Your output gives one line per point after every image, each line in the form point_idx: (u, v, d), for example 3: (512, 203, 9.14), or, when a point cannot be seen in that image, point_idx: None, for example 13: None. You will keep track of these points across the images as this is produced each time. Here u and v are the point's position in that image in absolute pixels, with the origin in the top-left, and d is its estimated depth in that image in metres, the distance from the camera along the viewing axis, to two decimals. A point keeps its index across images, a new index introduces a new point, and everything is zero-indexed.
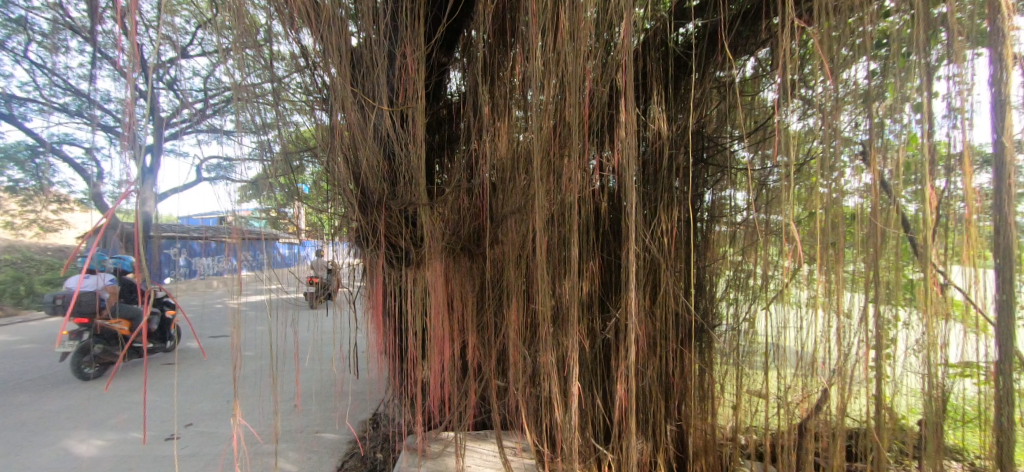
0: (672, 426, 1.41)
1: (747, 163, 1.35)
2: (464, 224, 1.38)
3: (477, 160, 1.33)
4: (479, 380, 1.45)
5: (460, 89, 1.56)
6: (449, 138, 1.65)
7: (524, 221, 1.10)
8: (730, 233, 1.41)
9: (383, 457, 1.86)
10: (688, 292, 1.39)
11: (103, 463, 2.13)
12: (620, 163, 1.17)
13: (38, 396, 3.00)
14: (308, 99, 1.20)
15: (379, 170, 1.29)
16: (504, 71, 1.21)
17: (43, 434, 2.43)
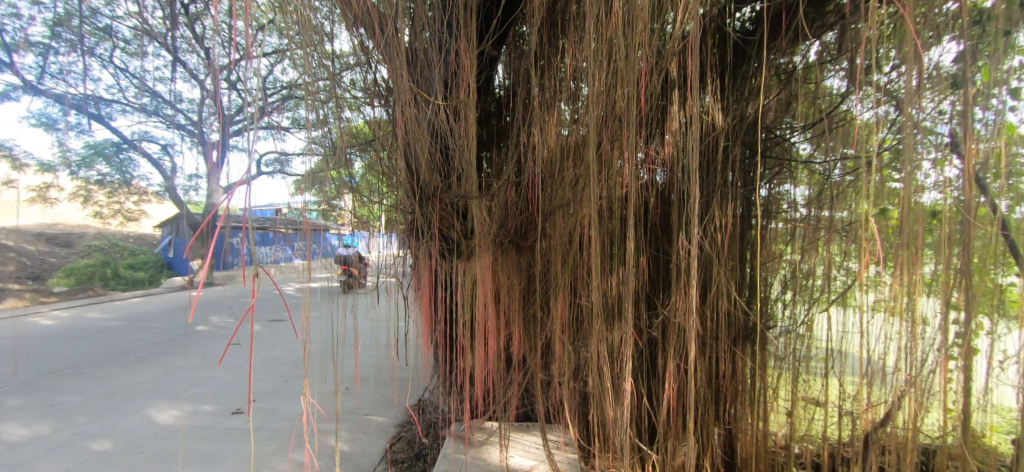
0: (722, 430, 1.34)
1: (805, 156, 1.30)
2: (511, 217, 1.38)
3: (527, 153, 1.32)
4: (523, 373, 1.46)
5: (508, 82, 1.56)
6: (498, 133, 1.63)
7: (575, 215, 1.08)
8: (789, 230, 1.31)
9: (429, 443, 1.91)
10: (741, 292, 1.32)
11: (183, 430, 2.36)
12: (674, 155, 1.14)
13: (123, 370, 3.34)
14: (367, 95, 1.28)
15: (434, 162, 1.26)
16: (554, 61, 1.20)
17: (129, 403, 2.72)
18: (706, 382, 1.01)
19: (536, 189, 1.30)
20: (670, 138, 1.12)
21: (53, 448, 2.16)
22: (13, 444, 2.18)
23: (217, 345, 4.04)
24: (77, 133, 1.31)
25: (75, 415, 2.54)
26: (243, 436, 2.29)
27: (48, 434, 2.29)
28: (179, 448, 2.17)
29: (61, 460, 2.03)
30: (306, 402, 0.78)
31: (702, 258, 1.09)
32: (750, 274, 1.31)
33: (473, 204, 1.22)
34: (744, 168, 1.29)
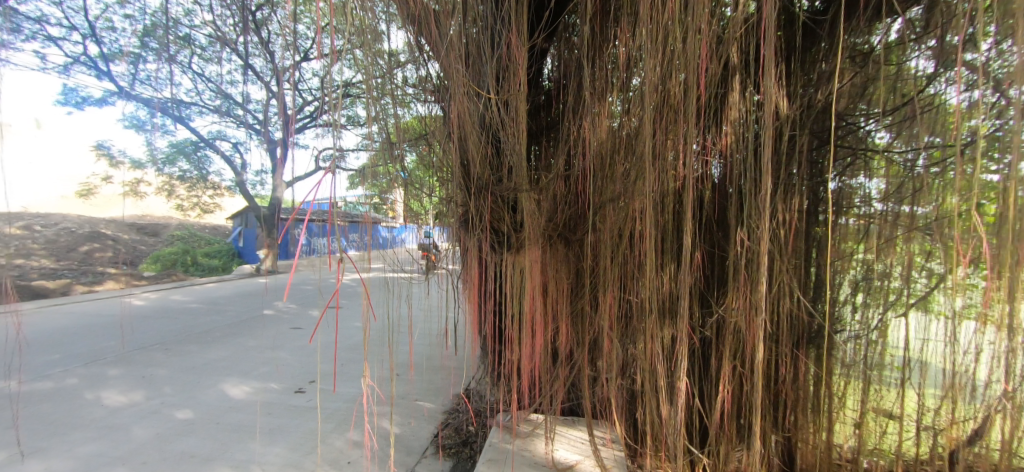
0: (780, 438, 1.25)
1: (882, 145, 1.16)
2: (561, 210, 1.37)
3: (577, 146, 1.31)
4: (570, 367, 1.46)
5: (557, 73, 1.54)
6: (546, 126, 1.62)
7: (627, 208, 1.06)
8: (862, 227, 1.20)
9: (475, 431, 1.97)
10: (807, 293, 1.24)
11: (251, 405, 2.58)
12: (735, 144, 1.08)
13: (200, 347, 3.70)
14: (423, 91, 1.32)
15: (487, 155, 1.29)
16: (608, 49, 1.17)
17: (206, 378, 3.00)
18: (771, 386, 0.96)
19: (586, 182, 1.28)
20: (729, 128, 1.07)
21: (146, 415, 2.45)
22: (115, 409, 2.48)
23: (278, 329, 4.36)
24: (163, 134, 1.46)
25: (163, 386, 2.84)
26: (303, 413, 2.47)
27: (141, 402, 2.59)
28: (249, 421, 2.37)
29: (153, 426, 2.29)
30: (368, 383, 0.83)
31: (767, 254, 1.03)
32: (816, 273, 1.23)
33: (523, 198, 1.23)
34: (812, 160, 1.21)
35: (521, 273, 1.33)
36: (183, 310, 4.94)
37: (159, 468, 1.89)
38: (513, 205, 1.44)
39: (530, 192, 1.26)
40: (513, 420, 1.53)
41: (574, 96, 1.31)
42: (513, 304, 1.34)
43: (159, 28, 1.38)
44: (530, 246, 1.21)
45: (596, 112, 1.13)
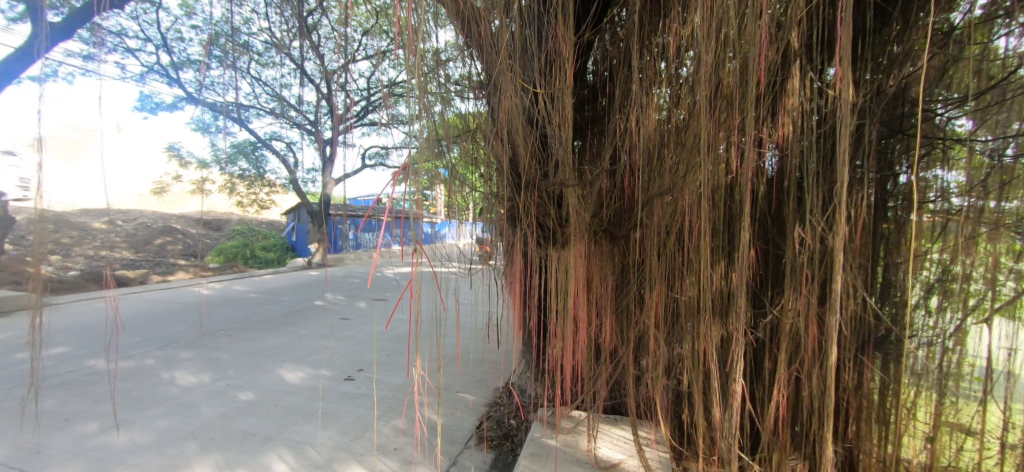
0: (839, 447, 1.20)
1: (961, 134, 1.06)
2: (607, 206, 1.35)
3: (625, 140, 1.28)
4: (614, 365, 1.44)
5: (605, 65, 1.50)
6: (592, 119, 1.59)
7: (676, 204, 1.03)
8: (933, 224, 1.10)
9: (517, 425, 2.00)
10: (873, 294, 1.15)
11: (304, 390, 2.76)
12: (794, 136, 1.02)
13: (259, 335, 4.01)
14: (470, 87, 1.34)
15: (532, 150, 1.29)
16: (659, 40, 1.13)
17: (264, 363, 3.26)
18: (837, 393, 0.91)
19: (634, 177, 1.25)
20: (790, 119, 1.01)
21: (213, 395, 2.69)
22: (188, 388, 2.76)
23: (326, 320, 4.61)
24: (226, 136, 1.57)
25: (228, 369, 3.11)
26: (352, 400, 2.61)
27: (209, 383, 2.85)
28: (301, 404, 2.55)
29: (219, 405, 2.52)
30: (418, 374, 0.87)
31: (831, 254, 0.97)
32: (884, 274, 1.14)
33: (568, 194, 1.23)
34: (880, 150, 1.12)
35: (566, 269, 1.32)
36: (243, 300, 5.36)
37: (225, 444, 2.08)
38: (559, 201, 1.43)
39: (575, 187, 1.25)
40: (555, 416, 1.55)
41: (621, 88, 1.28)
42: (557, 300, 1.33)
43: (222, 36, 1.48)
44: (576, 242, 1.20)
45: (643, 105, 1.10)
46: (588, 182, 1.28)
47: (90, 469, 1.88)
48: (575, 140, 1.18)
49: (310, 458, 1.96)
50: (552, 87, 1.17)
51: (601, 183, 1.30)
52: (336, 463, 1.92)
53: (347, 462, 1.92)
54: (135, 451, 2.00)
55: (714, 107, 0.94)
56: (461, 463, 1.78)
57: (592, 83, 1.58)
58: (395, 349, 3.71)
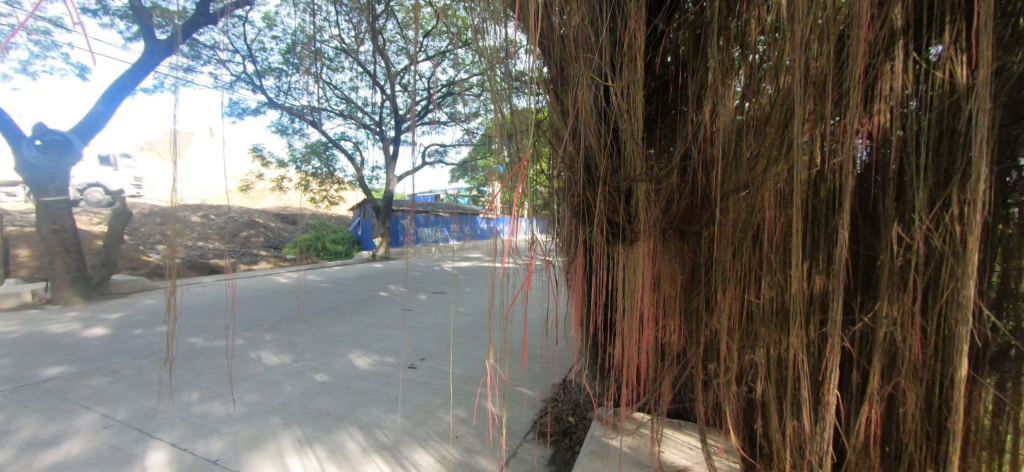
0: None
1: None
2: (677, 202, 1.30)
3: (700, 133, 1.23)
4: (681, 366, 1.41)
5: (679, 54, 1.44)
6: (661, 110, 1.53)
7: (756, 200, 0.99)
8: None
9: (575, 422, 2.02)
10: (990, 303, 1.01)
11: (371, 375, 2.96)
12: (887, 126, 0.94)
13: (330, 322, 4.37)
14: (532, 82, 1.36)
15: (599, 148, 1.28)
16: (738, 27, 1.08)
17: (335, 348, 3.55)
18: (964, 417, 0.83)
19: (708, 170, 1.21)
20: (890, 106, 0.91)
21: (293, 374, 2.99)
22: (273, 367, 3.09)
23: (388, 311, 4.90)
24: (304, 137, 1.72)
25: (304, 352, 3.43)
26: (414, 386, 2.76)
27: (289, 363, 3.16)
28: (369, 388, 2.75)
29: (298, 384, 2.79)
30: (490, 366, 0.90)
31: (938, 258, 0.87)
32: (1004, 281, 1.00)
33: (637, 191, 1.21)
34: (1003, 138, 0.97)
35: (633, 268, 1.29)
36: (313, 291, 5.84)
37: (304, 420, 2.30)
38: (626, 197, 1.40)
39: (646, 184, 1.23)
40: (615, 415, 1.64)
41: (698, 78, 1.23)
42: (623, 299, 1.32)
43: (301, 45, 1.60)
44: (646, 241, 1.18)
45: (721, 94, 1.05)
46: (658, 177, 1.24)
47: (195, 433, 2.17)
48: (647, 134, 1.14)
49: (378, 438, 2.10)
50: (624, 79, 1.14)
51: (671, 179, 1.26)
52: (401, 445, 2.04)
53: (411, 444, 2.05)
54: (230, 421, 2.29)
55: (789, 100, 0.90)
56: (521, 455, 1.91)
57: (665, 72, 1.51)
58: (453, 340, 3.85)
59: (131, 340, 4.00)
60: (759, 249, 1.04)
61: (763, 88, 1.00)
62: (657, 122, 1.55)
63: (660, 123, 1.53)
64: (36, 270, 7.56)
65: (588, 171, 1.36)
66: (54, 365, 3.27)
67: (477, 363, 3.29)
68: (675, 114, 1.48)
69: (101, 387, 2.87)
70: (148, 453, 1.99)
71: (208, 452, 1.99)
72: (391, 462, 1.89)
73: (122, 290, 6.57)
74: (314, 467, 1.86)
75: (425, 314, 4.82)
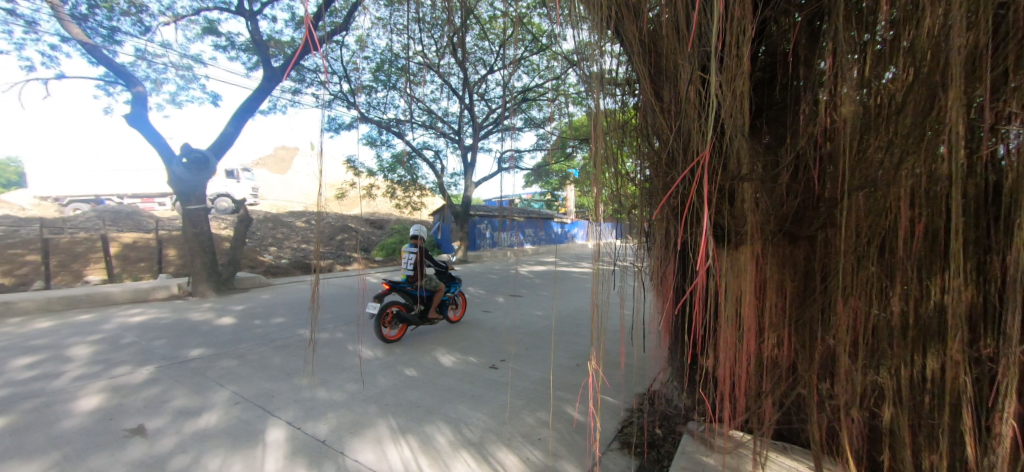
0: None
1: None
2: (788, 202, 1.33)
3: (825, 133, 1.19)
4: (788, 374, 1.38)
5: (792, 43, 1.37)
6: (775, 103, 1.47)
7: (886, 200, 0.98)
8: None
9: (663, 435, 2.03)
10: None
11: (456, 373, 3.11)
12: None
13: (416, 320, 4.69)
14: (613, 85, 1.45)
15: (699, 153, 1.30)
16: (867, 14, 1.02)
17: (422, 345, 3.80)
18: None
19: (829, 169, 1.18)
20: None
21: (387, 367, 3.24)
22: (370, 359, 3.39)
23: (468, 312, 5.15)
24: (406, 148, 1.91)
25: (395, 347, 3.71)
26: (496, 386, 2.84)
27: (382, 357, 3.44)
28: (456, 385, 2.88)
29: (392, 377, 3.02)
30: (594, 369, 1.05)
31: None
32: None
33: (743, 194, 1.26)
34: None
35: (737, 270, 1.33)
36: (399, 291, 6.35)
37: (399, 411, 2.47)
38: (728, 198, 1.41)
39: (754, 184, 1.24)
40: (706, 431, 1.79)
41: (811, 80, 1.27)
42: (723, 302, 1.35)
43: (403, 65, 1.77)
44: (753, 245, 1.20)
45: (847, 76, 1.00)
46: (769, 180, 1.28)
47: (306, 414, 2.43)
48: (753, 129, 1.14)
49: (464, 434, 2.19)
50: (729, 75, 1.11)
51: (783, 179, 1.30)
52: (487, 443, 2.10)
53: (498, 444, 2.09)
54: (336, 406, 2.53)
55: (938, 80, 0.86)
56: (606, 464, 1.94)
57: (773, 63, 1.45)
58: (532, 343, 3.90)
59: (252, 328, 4.61)
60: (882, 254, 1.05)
61: (889, 74, 0.97)
62: (764, 116, 1.50)
63: (770, 117, 1.48)
64: (182, 267, 9.18)
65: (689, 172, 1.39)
66: (195, 348, 3.87)
67: (557, 367, 3.31)
68: (783, 108, 1.44)
69: (232, 368, 3.33)
70: (268, 429, 2.27)
71: (318, 433, 2.21)
72: (478, 459, 1.96)
73: (243, 285, 7.61)
74: (409, 456, 1.98)
75: (502, 317, 4.99)
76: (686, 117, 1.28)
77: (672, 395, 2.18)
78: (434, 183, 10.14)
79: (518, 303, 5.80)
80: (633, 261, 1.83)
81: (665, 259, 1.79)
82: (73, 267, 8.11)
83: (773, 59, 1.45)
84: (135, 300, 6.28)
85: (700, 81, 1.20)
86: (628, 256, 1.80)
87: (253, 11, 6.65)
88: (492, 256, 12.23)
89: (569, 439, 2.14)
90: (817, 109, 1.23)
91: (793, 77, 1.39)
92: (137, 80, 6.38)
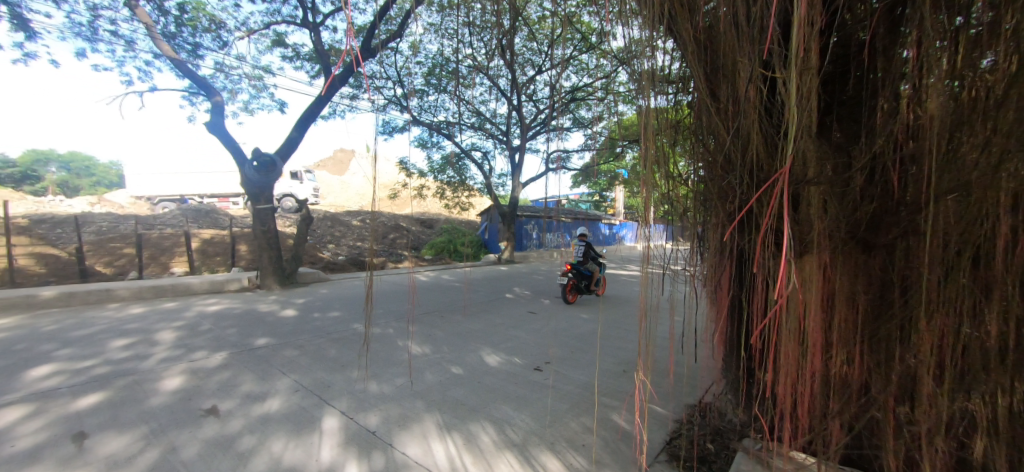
0: None
1: None
2: (862, 207, 1.24)
3: (907, 132, 1.11)
4: (862, 390, 1.31)
5: (864, 31, 1.25)
6: (847, 96, 1.34)
7: (980, 203, 0.96)
8: None
9: (715, 451, 1.94)
10: None
11: (501, 373, 3.14)
12: None
13: (463, 319, 4.80)
14: (664, 84, 1.39)
15: (762, 156, 1.23)
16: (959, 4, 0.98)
17: (469, 343, 3.87)
18: None
19: (912, 170, 1.10)
20: None
21: (434, 363, 3.33)
22: (420, 355, 3.51)
23: (514, 313, 5.20)
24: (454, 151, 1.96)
25: (442, 345, 3.81)
26: (540, 389, 2.83)
27: (430, 353, 3.55)
28: (501, 385, 2.91)
29: (439, 374, 3.10)
30: (639, 380, 1.01)
31: None
32: None
33: (808, 198, 1.18)
34: None
35: (801, 280, 1.24)
36: (445, 290, 6.53)
37: (445, 408, 2.53)
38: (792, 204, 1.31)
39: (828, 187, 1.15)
40: (763, 450, 1.68)
41: (889, 73, 1.15)
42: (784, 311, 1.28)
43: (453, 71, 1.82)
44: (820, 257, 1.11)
45: (932, 68, 0.99)
46: (839, 184, 1.20)
47: (358, 406, 2.55)
48: (819, 129, 1.05)
49: (508, 434, 2.21)
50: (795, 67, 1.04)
51: (855, 182, 1.21)
52: (531, 446, 2.10)
53: (542, 447, 2.08)
54: (386, 400, 2.64)
55: None
56: None
57: (845, 52, 1.32)
58: (577, 347, 3.85)
59: (312, 321, 4.94)
60: (974, 261, 1.02)
61: (985, 62, 0.95)
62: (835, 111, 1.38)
63: (842, 113, 1.36)
64: (251, 262, 10.02)
65: (749, 174, 1.32)
66: (262, 337, 4.21)
67: (604, 372, 3.25)
68: (857, 104, 1.31)
69: (293, 357, 3.57)
70: (325, 417, 2.41)
71: (369, 424, 2.32)
72: (521, 461, 1.96)
73: (304, 281, 8.15)
74: (454, 452, 2.03)
75: (548, 318, 4.99)
76: (745, 116, 1.22)
77: (726, 409, 2.10)
78: (481, 184, 10.32)
79: (564, 307, 5.75)
80: (683, 266, 1.75)
81: (719, 265, 1.70)
82: (161, 259, 9.10)
83: (845, 49, 1.32)
84: (212, 291, 6.90)
85: (761, 79, 1.12)
86: (679, 260, 1.72)
87: (315, 23, 7.10)
88: (538, 256, 12.34)
89: (614, 447, 2.09)
90: (896, 103, 1.14)
91: (868, 68, 1.25)
92: (216, 90, 7.02)
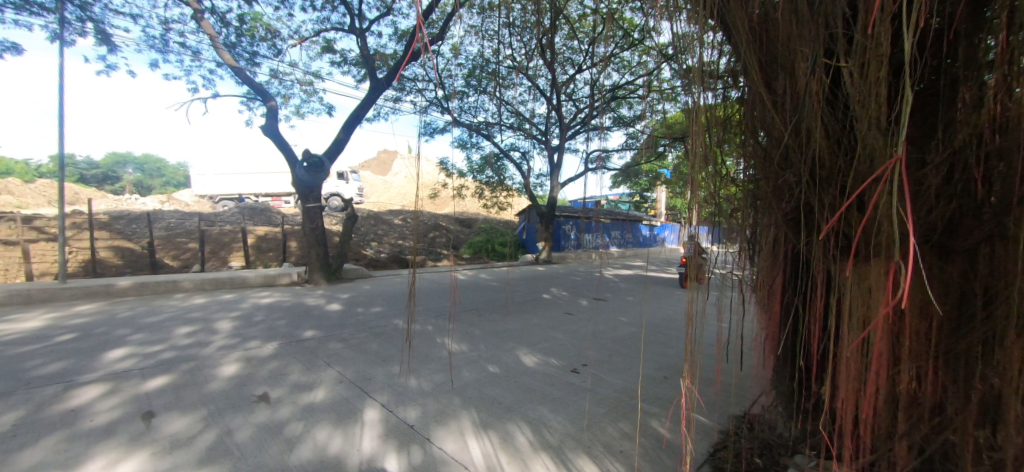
0: None
1: None
2: (938, 209, 1.13)
3: (993, 126, 1.00)
4: (936, 409, 1.20)
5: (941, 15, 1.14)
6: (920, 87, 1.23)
7: None
8: None
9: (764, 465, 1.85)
10: None
11: (537, 373, 3.14)
12: None
13: (500, 318, 4.86)
14: (712, 81, 1.32)
15: (822, 153, 1.15)
16: None
17: (507, 342, 3.91)
18: None
19: (999, 169, 1.00)
20: None
21: (471, 361, 3.39)
22: (458, 352, 3.58)
23: (551, 314, 5.19)
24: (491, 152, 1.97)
25: (480, 343, 3.87)
26: (576, 391, 2.81)
27: (467, 351, 3.61)
28: (537, 385, 2.91)
29: (476, 372, 3.14)
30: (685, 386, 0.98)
31: None
32: None
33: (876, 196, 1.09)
34: None
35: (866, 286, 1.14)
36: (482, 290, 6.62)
37: (481, 405, 2.57)
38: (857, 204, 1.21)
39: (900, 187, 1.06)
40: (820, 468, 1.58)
41: (971, 63, 1.05)
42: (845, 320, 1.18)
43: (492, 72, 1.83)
44: (887, 261, 1.01)
45: None
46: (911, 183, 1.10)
47: (397, 400, 2.64)
48: (888, 121, 0.97)
49: (545, 436, 2.20)
50: (863, 53, 0.97)
51: (929, 182, 1.11)
52: (567, 448, 2.08)
53: (579, 451, 2.06)
54: (424, 395, 2.71)
55: None
56: None
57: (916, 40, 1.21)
58: (616, 351, 3.77)
59: (355, 315, 5.17)
60: None
61: None
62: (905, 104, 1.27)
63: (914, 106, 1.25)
64: (300, 257, 10.65)
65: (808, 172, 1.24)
66: (309, 329, 4.45)
67: (643, 377, 3.17)
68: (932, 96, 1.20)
69: (337, 349, 3.75)
70: (366, 409, 2.50)
71: (408, 418, 2.39)
72: (558, 463, 1.95)
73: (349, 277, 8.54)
74: (489, 450, 2.05)
75: (585, 320, 4.93)
76: (804, 109, 1.14)
77: (776, 422, 1.99)
78: (518, 184, 10.36)
79: (602, 309, 5.68)
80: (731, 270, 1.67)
81: (772, 268, 1.61)
82: (221, 254, 9.86)
83: None
84: (264, 284, 7.37)
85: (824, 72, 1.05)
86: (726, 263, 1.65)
87: (362, 29, 7.41)
88: (576, 256, 12.28)
89: (653, 456, 2.03)
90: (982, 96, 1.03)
91: (945, 56, 1.14)
92: (270, 95, 7.48)
